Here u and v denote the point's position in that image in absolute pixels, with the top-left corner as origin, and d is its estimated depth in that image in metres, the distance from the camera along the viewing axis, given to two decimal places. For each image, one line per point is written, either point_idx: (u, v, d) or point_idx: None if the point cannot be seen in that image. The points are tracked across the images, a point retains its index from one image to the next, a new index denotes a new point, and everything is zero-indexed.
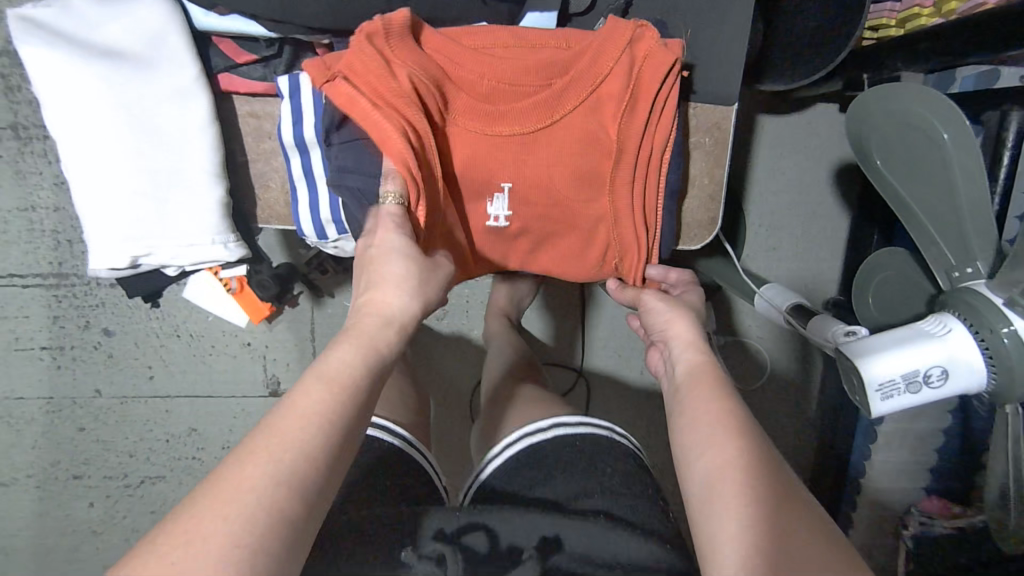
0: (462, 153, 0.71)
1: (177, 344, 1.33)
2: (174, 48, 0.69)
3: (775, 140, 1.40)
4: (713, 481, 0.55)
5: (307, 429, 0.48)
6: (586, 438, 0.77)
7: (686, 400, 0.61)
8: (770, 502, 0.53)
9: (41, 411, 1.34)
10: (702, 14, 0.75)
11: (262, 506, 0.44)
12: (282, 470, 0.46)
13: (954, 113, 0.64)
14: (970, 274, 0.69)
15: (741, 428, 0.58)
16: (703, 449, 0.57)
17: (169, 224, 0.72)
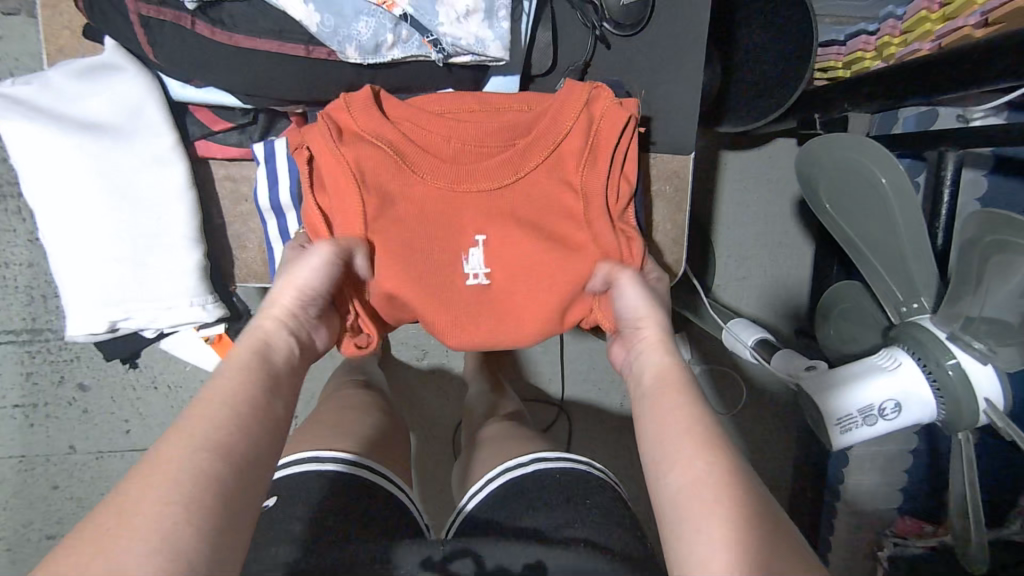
0: (432, 210, 0.73)
1: (154, 396, 1.33)
2: (152, 119, 0.71)
3: (738, 174, 1.46)
4: (683, 498, 0.49)
5: (225, 402, 0.49)
6: (564, 471, 0.78)
7: (657, 412, 0.56)
8: (746, 518, 0.47)
9: (13, 470, 1.31)
10: (657, 74, 0.80)
11: (194, 476, 0.44)
12: (208, 437, 0.46)
13: (890, 160, 0.70)
14: (916, 309, 0.73)
15: (717, 438, 0.53)
16: (673, 463, 0.52)
17: (148, 288, 0.73)
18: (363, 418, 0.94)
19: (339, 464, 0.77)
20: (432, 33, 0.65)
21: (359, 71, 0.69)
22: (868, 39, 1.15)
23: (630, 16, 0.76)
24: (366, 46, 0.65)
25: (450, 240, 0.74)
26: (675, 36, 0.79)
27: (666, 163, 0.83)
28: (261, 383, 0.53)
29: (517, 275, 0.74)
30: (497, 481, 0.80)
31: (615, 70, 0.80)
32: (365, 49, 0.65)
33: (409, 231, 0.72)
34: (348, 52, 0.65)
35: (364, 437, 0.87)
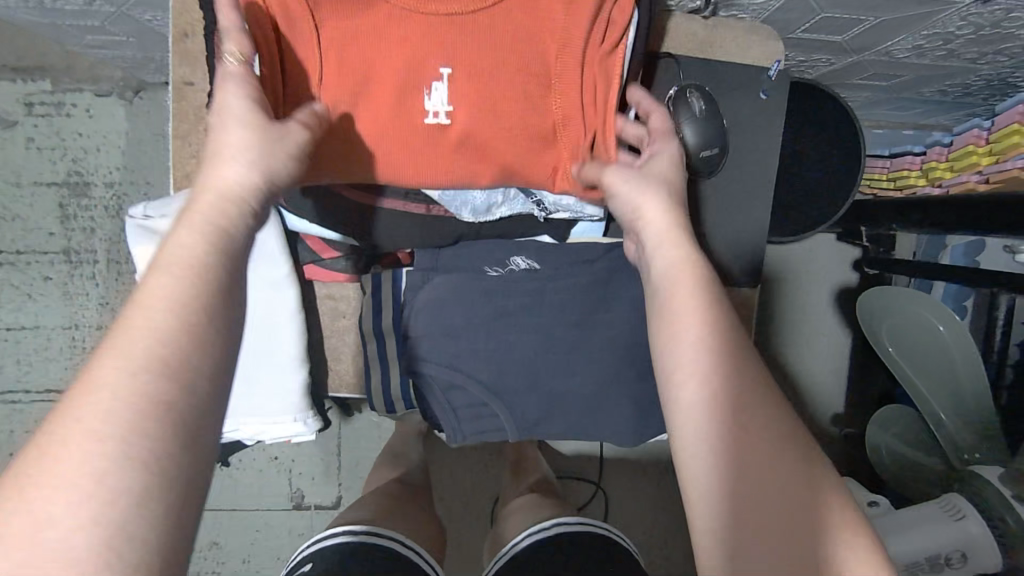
0: (385, 34, 0.60)
1: None
2: (271, 250, 0.77)
3: (778, 267, 1.52)
4: (698, 424, 0.49)
5: (165, 311, 0.41)
6: (588, 535, 0.85)
7: (667, 323, 0.53)
8: (770, 448, 0.47)
9: None
10: (727, 215, 0.87)
11: (128, 402, 0.37)
12: (146, 358, 0.39)
13: (953, 319, 0.75)
14: (979, 458, 0.78)
15: (733, 358, 0.50)
16: (687, 387, 0.50)
17: (254, 403, 0.78)
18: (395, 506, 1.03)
19: (364, 530, 0.86)
20: (537, 194, 0.71)
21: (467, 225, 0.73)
22: (913, 159, 1.22)
23: (707, 165, 0.82)
24: (480, 207, 0.69)
25: (403, 71, 0.62)
26: (744, 182, 0.87)
27: None
28: (214, 287, 0.43)
29: (481, 121, 0.64)
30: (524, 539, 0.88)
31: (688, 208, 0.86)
32: (479, 210, 0.69)
33: (359, 53, 0.61)
34: (463, 213, 0.69)
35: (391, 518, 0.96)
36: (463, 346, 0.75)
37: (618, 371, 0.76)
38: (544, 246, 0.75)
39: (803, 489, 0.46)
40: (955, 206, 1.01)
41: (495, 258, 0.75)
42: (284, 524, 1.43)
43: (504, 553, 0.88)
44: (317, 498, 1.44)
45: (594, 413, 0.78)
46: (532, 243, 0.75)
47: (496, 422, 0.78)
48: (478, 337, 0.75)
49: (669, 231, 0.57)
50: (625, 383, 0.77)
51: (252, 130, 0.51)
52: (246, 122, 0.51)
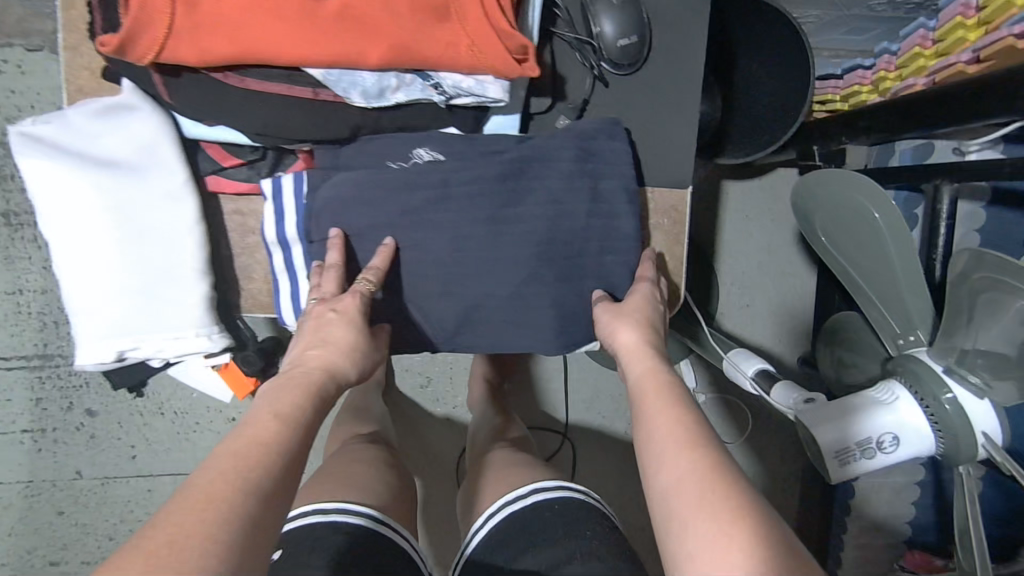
0: None
1: (161, 422, 1.36)
2: (165, 157, 0.73)
3: (742, 203, 1.45)
4: (670, 499, 0.54)
5: (260, 450, 0.52)
6: (564, 502, 0.83)
7: (646, 419, 0.61)
8: (730, 506, 0.50)
9: (19, 495, 1.33)
10: (655, 113, 0.83)
11: (223, 505, 0.46)
12: (251, 483, 0.49)
13: (880, 195, 0.71)
14: (912, 342, 0.73)
15: (695, 438, 0.57)
16: (661, 468, 0.56)
17: (158, 319, 0.74)
18: (355, 457, 1.00)
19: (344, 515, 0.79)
20: (433, 77, 0.66)
21: (363, 113, 0.68)
22: (864, 74, 1.17)
23: (626, 56, 0.78)
24: (371, 90, 0.65)
25: None
26: (675, 77, 0.82)
27: (663, 196, 0.84)
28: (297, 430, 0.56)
29: None
30: (501, 514, 0.86)
31: (611, 107, 0.82)
32: (370, 94, 0.65)
33: None
34: (353, 97, 0.65)
35: (360, 485, 0.89)
36: (371, 247, 0.72)
37: (535, 269, 0.73)
38: (447, 137, 0.71)
39: (763, 542, 0.48)
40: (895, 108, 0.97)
41: (392, 151, 0.71)
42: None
43: (481, 526, 0.87)
44: None
45: (515, 317, 0.75)
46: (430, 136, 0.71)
47: (413, 331, 0.75)
48: (388, 236, 0.71)
49: (641, 350, 0.68)
50: (543, 282, 0.74)
51: (348, 334, 0.65)
52: (350, 333, 0.65)
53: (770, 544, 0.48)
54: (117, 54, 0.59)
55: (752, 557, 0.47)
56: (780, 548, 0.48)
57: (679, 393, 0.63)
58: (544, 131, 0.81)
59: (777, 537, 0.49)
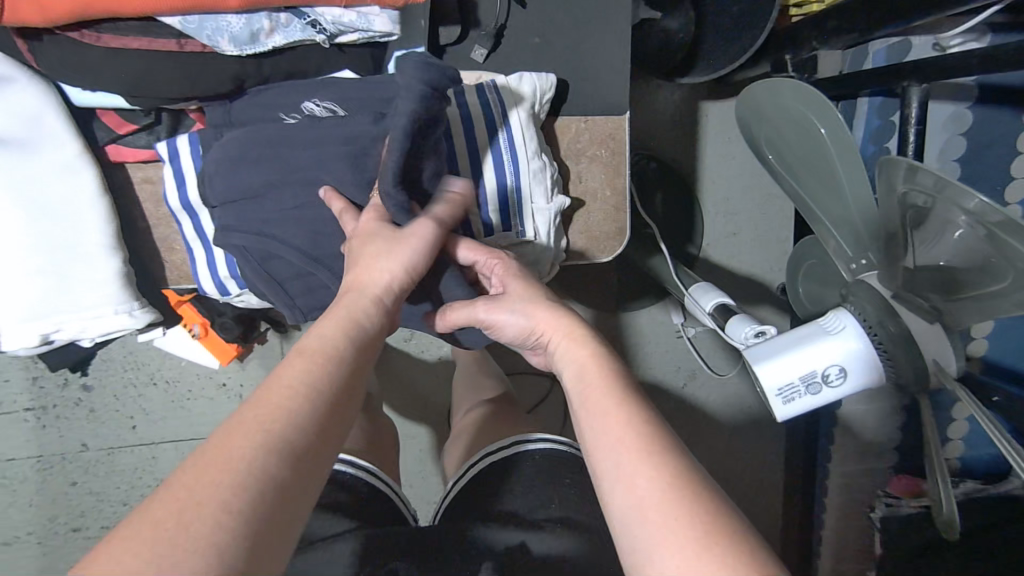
0: None
1: (154, 392, 1.26)
2: (54, 127, 0.69)
3: (723, 125, 1.25)
4: (632, 524, 0.45)
5: (291, 406, 0.45)
6: (544, 454, 0.80)
7: (590, 416, 0.52)
8: (701, 527, 0.42)
9: (32, 469, 1.26)
10: (576, 33, 0.76)
11: (249, 481, 0.40)
12: (274, 438, 0.43)
13: (828, 111, 0.63)
14: (864, 266, 0.70)
15: (652, 440, 0.48)
16: (617, 480, 0.47)
17: (73, 298, 0.72)
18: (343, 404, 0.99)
19: None
20: (309, 14, 0.61)
21: (241, 62, 0.63)
22: None
23: None
24: (240, 36, 0.60)
25: None
26: None
27: (597, 125, 0.77)
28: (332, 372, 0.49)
29: None
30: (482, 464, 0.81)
31: (532, 31, 0.76)
32: (240, 40, 0.60)
33: None
34: (222, 46, 0.60)
35: None
36: (271, 209, 0.66)
37: None
38: (329, 82, 0.66)
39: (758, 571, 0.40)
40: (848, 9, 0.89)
41: (281, 105, 0.66)
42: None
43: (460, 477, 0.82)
44: None
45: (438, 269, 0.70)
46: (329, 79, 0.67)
47: None
48: (284, 196, 0.65)
49: (573, 333, 0.59)
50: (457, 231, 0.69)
51: (385, 240, 0.58)
52: (392, 232, 0.58)
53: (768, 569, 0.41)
54: None
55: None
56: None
57: (623, 383, 0.54)
58: (460, 64, 0.76)
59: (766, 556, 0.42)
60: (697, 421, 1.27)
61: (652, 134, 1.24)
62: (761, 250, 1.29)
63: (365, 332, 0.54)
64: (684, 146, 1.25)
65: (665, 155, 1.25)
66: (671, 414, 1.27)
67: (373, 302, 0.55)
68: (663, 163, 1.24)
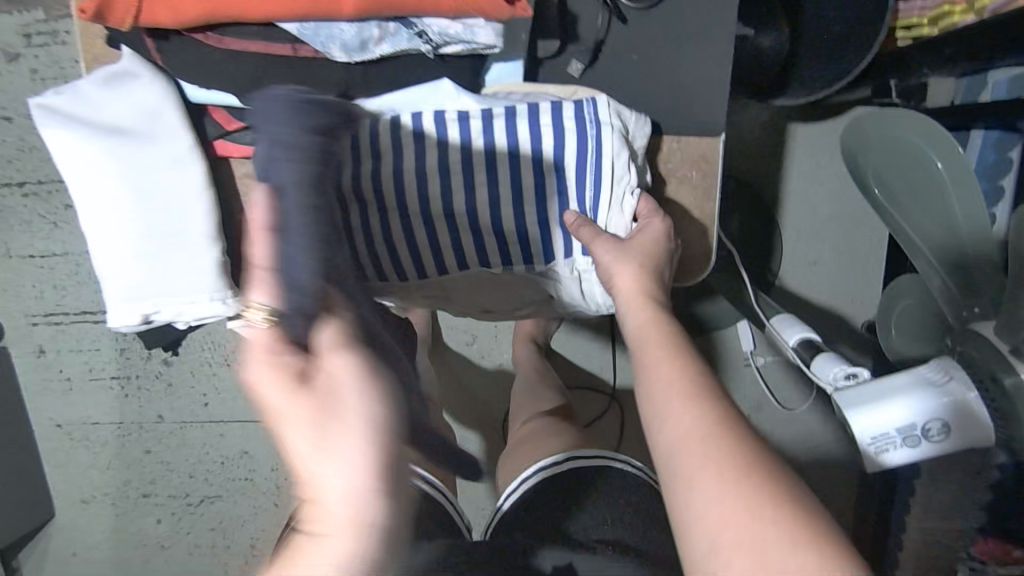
0: None
1: (227, 373, 1.31)
2: (170, 122, 0.74)
3: (814, 149, 1.19)
4: (676, 453, 0.50)
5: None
6: (602, 470, 0.76)
7: (641, 367, 0.57)
8: (742, 464, 0.47)
9: (112, 435, 1.34)
10: (677, 51, 0.75)
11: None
12: None
13: (949, 140, 0.64)
14: (977, 314, 0.66)
15: (698, 389, 0.53)
16: (663, 422, 0.52)
17: (173, 283, 0.77)
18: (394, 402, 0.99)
19: None
20: (417, 25, 0.63)
21: (348, 70, 0.66)
22: None
23: None
24: (351, 44, 0.62)
25: None
26: (702, 10, 0.74)
27: (691, 145, 0.76)
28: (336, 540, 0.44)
29: None
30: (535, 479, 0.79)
31: (631, 47, 0.75)
32: (351, 47, 0.62)
33: None
34: (333, 52, 0.63)
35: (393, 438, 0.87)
36: None
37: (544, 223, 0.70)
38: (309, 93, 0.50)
39: (801, 522, 0.44)
40: (957, 38, 0.84)
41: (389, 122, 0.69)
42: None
43: (515, 489, 0.81)
44: None
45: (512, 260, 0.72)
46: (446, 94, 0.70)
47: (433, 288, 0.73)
48: None
49: (638, 298, 0.65)
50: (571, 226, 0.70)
51: (312, 411, 0.43)
52: (309, 393, 0.44)
53: (819, 529, 0.44)
54: (98, 20, 0.59)
55: (770, 518, 0.44)
56: (830, 533, 0.44)
57: (676, 337, 0.60)
58: (555, 77, 0.76)
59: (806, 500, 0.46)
60: None
61: (737, 155, 1.20)
62: (845, 283, 1.22)
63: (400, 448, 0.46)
64: (771, 168, 1.20)
65: (749, 177, 1.21)
66: None
67: (368, 488, 0.43)
68: (746, 185, 1.20)
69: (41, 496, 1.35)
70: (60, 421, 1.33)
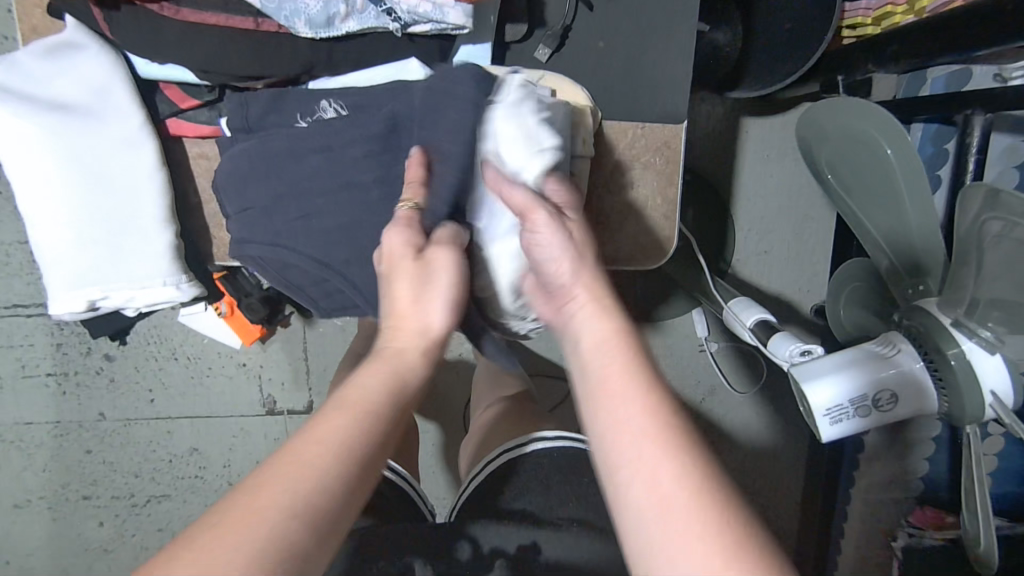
0: None
1: (176, 367, 1.26)
2: (118, 99, 0.70)
3: (764, 141, 1.23)
4: (649, 521, 0.43)
5: (317, 475, 0.43)
6: (565, 452, 0.76)
7: (607, 402, 0.48)
8: (727, 533, 0.41)
9: (49, 435, 1.26)
10: (641, 39, 0.76)
11: (272, 541, 0.40)
12: (299, 502, 0.42)
13: (896, 131, 0.66)
14: (922, 291, 0.71)
15: (680, 443, 0.45)
16: (633, 473, 0.45)
17: (122, 270, 0.73)
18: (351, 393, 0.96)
19: None
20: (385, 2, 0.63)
21: (315, 48, 0.65)
22: None
23: None
24: (317, 20, 0.62)
25: None
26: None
27: (655, 132, 0.77)
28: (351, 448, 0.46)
29: None
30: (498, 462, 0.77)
31: (597, 34, 0.76)
32: (316, 23, 0.62)
33: None
34: (298, 28, 0.62)
35: None
36: (323, 184, 0.67)
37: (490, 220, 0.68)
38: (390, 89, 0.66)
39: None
40: (900, 36, 0.89)
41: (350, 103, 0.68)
42: (259, 430, 1.30)
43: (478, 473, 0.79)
44: (292, 402, 1.29)
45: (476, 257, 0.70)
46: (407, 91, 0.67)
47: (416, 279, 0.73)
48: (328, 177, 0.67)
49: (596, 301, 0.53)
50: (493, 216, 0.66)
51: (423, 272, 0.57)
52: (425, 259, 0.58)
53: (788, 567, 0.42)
54: None
55: None
56: None
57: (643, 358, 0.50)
58: (522, 62, 0.77)
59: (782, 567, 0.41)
60: (714, 440, 1.25)
61: (692, 146, 1.23)
62: (792, 270, 1.27)
63: (413, 378, 0.54)
64: (724, 159, 1.24)
65: (703, 168, 1.24)
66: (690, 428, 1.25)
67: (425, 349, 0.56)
68: (701, 176, 1.23)
69: None
70: None
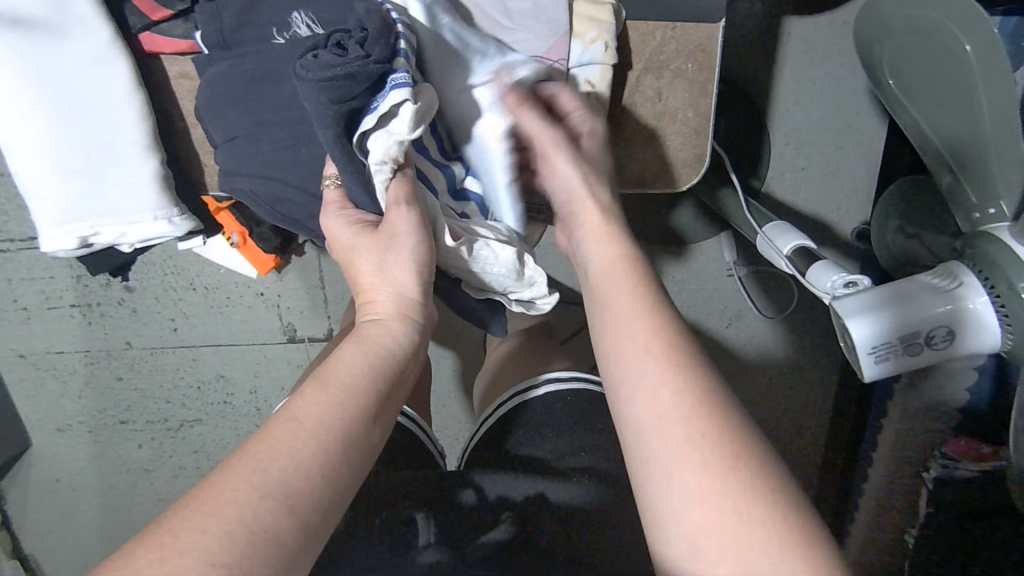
0: None
1: (193, 297, 1.24)
2: (84, 11, 0.63)
3: (809, 41, 1.10)
4: (650, 430, 0.45)
5: (298, 437, 0.46)
6: (577, 394, 0.72)
7: (608, 314, 0.51)
8: (722, 433, 0.43)
9: (80, 363, 1.28)
10: None
11: (241, 521, 0.41)
12: (274, 483, 0.43)
13: (973, 21, 0.58)
14: (992, 216, 0.62)
15: (678, 349, 0.47)
16: (637, 392, 0.47)
17: (112, 201, 0.68)
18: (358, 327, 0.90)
19: None
20: None
21: None
22: None
23: None
24: None
25: None
26: None
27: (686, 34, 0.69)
28: (331, 423, 0.48)
29: None
30: (510, 405, 0.74)
31: None
32: None
33: None
34: None
35: None
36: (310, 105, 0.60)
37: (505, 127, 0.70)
38: (341, 78, 0.51)
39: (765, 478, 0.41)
40: None
41: (321, 17, 0.60)
42: (281, 357, 1.29)
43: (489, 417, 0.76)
44: (310, 331, 1.27)
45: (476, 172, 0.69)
46: (366, 71, 0.52)
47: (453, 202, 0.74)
48: None
49: (601, 224, 0.57)
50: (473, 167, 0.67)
51: (377, 247, 0.58)
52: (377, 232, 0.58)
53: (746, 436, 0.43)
54: None
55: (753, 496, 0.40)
56: (760, 454, 0.43)
57: (648, 282, 0.53)
58: None
59: (796, 506, 0.41)
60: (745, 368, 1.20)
61: (728, 51, 1.10)
62: (833, 188, 1.17)
63: (386, 350, 0.56)
64: (763, 64, 1.11)
65: (739, 76, 1.12)
66: (717, 356, 1.19)
67: (395, 320, 0.58)
68: (736, 84, 1.11)
69: (13, 429, 1.30)
70: (21, 352, 1.26)
